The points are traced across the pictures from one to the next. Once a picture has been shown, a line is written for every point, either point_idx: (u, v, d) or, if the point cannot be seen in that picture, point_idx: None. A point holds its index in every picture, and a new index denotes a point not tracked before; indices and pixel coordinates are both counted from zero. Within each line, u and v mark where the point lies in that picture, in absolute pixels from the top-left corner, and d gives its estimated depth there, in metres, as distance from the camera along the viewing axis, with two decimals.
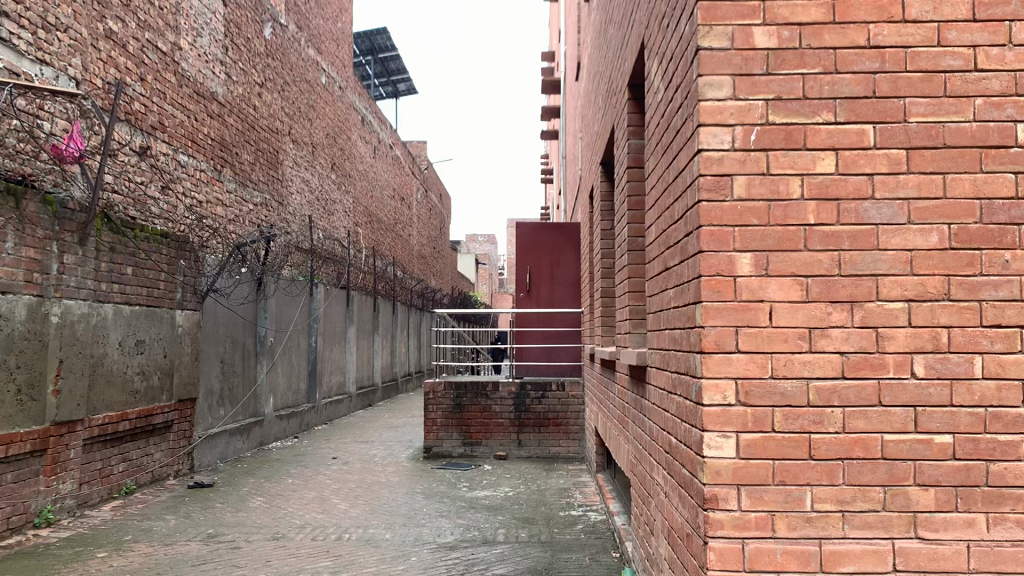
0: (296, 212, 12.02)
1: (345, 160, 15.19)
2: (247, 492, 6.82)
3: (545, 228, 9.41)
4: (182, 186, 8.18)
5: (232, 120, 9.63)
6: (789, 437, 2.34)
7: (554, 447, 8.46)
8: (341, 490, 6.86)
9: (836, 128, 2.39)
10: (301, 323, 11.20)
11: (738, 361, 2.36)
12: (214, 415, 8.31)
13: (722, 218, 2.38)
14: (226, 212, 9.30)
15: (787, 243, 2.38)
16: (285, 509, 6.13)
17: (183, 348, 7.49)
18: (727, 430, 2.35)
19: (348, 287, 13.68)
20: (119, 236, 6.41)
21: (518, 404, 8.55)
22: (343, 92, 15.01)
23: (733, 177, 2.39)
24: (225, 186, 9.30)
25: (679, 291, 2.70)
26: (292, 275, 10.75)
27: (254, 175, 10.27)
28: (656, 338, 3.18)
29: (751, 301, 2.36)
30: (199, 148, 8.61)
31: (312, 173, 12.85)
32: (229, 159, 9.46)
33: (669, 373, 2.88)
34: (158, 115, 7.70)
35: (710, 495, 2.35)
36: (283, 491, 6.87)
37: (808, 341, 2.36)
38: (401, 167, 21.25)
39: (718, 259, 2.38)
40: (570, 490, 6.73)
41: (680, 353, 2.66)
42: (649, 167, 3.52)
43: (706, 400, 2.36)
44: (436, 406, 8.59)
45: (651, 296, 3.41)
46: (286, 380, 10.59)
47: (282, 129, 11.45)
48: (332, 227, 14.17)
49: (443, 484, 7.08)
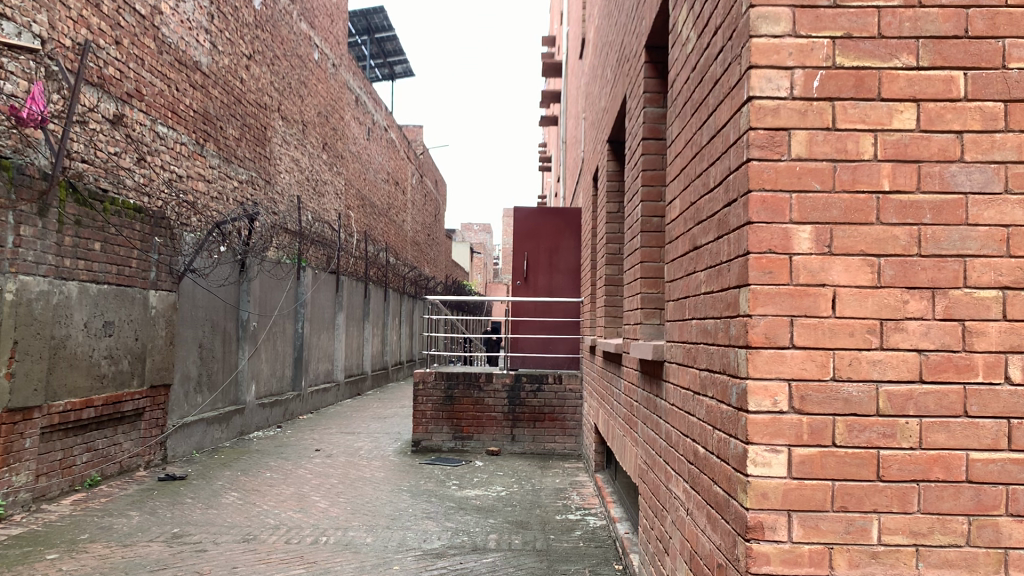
0: (285, 192, 11.55)
1: (337, 141, 14.71)
2: (221, 487, 6.37)
3: (543, 212, 8.93)
4: (161, 160, 7.71)
5: (217, 93, 9.14)
6: (853, 453, 1.90)
7: (549, 443, 8.03)
8: (322, 486, 6.42)
9: (917, 74, 1.94)
10: (287, 307, 10.73)
11: (793, 358, 1.91)
12: (189, 403, 7.86)
13: (778, 182, 1.94)
14: (208, 189, 8.84)
15: (855, 216, 1.93)
16: (259, 507, 5.68)
17: (157, 330, 7.03)
18: (778, 443, 1.91)
19: (337, 272, 13.21)
20: (86, 209, 5.94)
21: (513, 396, 8.11)
22: (336, 70, 14.52)
23: (790, 132, 1.95)
24: (208, 162, 8.83)
25: (714, 272, 2.25)
26: (278, 256, 10.30)
27: (240, 152, 9.79)
28: (679, 330, 2.73)
29: (811, 285, 1.92)
30: (179, 120, 8.13)
31: (302, 152, 12.37)
32: (212, 133, 8.99)
33: (696, 371, 2.44)
34: (135, 82, 7.22)
35: (754, 523, 1.91)
36: (260, 486, 6.43)
37: (879, 336, 1.91)
38: (396, 151, 20.78)
39: (771, 232, 1.93)
40: (567, 490, 6.34)
41: (715, 347, 2.21)
42: (673, 133, 3.07)
43: (752, 407, 1.92)
44: (425, 398, 8.15)
45: (671, 281, 2.97)
46: (270, 366, 10.14)
47: (271, 105, 10.97)
48: (323, 210, 13.69)
49: (432, 482, 6.65)
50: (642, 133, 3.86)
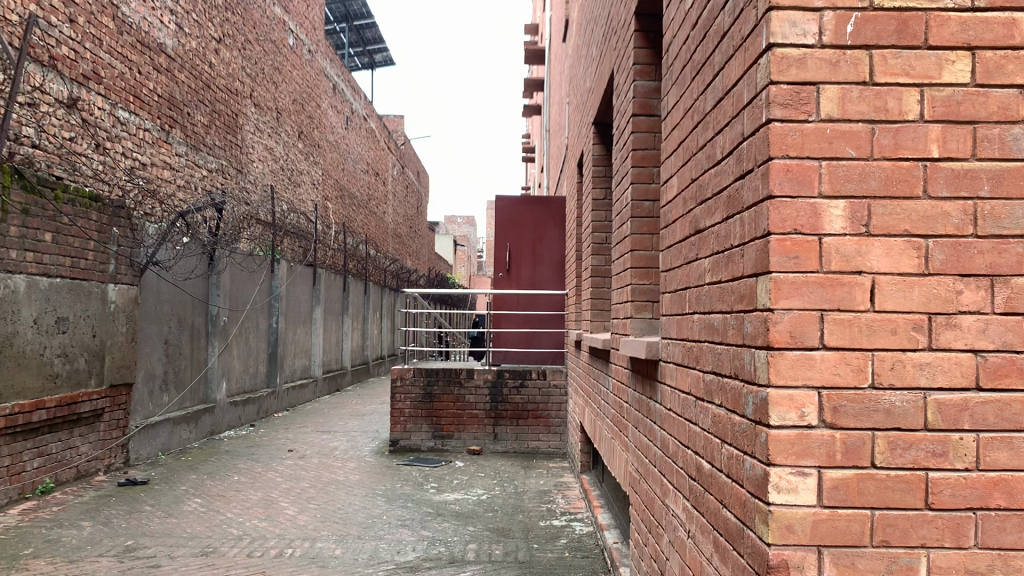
0: (258, 182, 11.13)
1: (314, 130, 14.28)
2: (183, 493, 5.98)
3: (526, 201, 8.58)
4: (123, 147, 7.30)
5: (183, 77, 8.73)
6: (897, 476, 1.57)
7: (533, 442, 7.69)
8: (292, 491, 6.06)
9: (972, 17, 1.60)
10: (260, 301, 10.34)
11: (824, 362, 1.58)
12: (154, 402, 7.48)
13: (804, 148, 1.60)
14: (174, 177, 8.43)
15: (897, 188, 1.60)
16: (222, 516, 5.30)
17: (117, 327, 6.62)
18: (805, 465, 1.57)
19: (314, 264, 12.81)
20: (34, 196, 5.54)
21: (495, 393, 7.77)
22: (312, 56, 14.08)
23: (819, 87, 1.61)
24: (174, 149, 8.42)
25: (725, 259, 1.91)
26: (250, 248, 9.90)
27: (209, 139, 9.38)
28: (679, 326, 2.40)
29: (844, 273, 1.59)
30: (142, 104, 7.72)
31: (276, 140, 11.95)
32: (178, 119, 8.57)
33: (701, 373, 2.11)
34: (92, 63, 6.80)
35: (777, 562, 1.57)
36: (225, 491, 6.04)
37: (927, 334, 1.58)
38: (376, 141, 20.35)
39: (797, 209, 1.59)
40: (551, 493, 6.01)
41: (725, 347, 1.87)
42: (669, 104, 2.72)
43: (774, 421, 1.58)
44: (403, 396, 7.79)
45: (668, 271, 2.62)
46: (242, 363, 9.76)
47: (242, 90, 10.55)
48: (299, 201, 13.27)
49: (409, 485, 6.29)
50: (631, 110, 3.52)
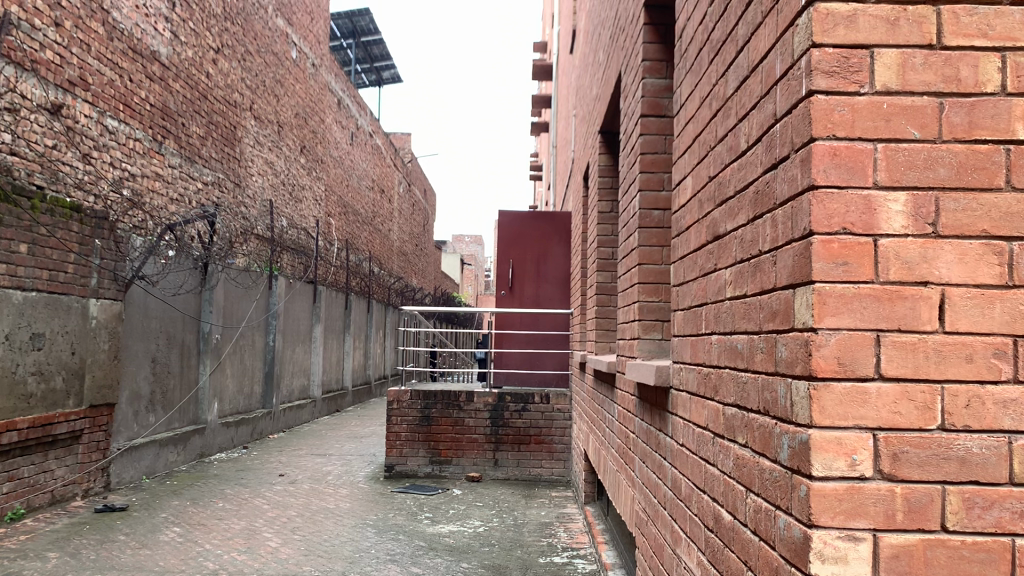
0: (257, 196, 10.88)
1: (317, 145, 14.04)
2: (162, 521, 5.64)
3: (531, 216, 8.26)
4: (111, 156, 7.04)
5: (178, 87, 8.48)
6: (975, 543, 1.22)
7: (535, 469, 7.34)
8: (278, 520, 5.72)
9: None
10: (257, 318, 10.04)
11: (880, 396, 1.24)
12: (139, 423, 7.17)
13: (855, 126, 1.27)
14: (166, 189, 8.16)
15: (973, 177, 1.26)
16: (199, 547, 4.96)
17: (100, 343, 6.32)
18: (857, 528, 1.23)
19: (314, 281, 12.52)
20: (9, 205, 5.24)
21: (496, 417, 7.42)
22: (316, 70, 13.88)
23: (873, 51, 1.29)
24: (166, 160, 8.17)
25: (753, 268, 1.58)
26: (246, 264, 9.62)
27: (205, 152, 9.14)
28: (694, 349, 2.07)
29: (906, 284, 1.26)
30: (133, 113, 7.47)
31: (277, 154, 11.71)
32: (172, 130, 8.32)
33: (723, 406, 1.77)
34: (79, 69, 6.54)
35: None
36: (206, 520, 5.70)
37: (1011, 362, 1.24)
38: (382, 158, 20.12)
39: (847, 202, 1.26)
40: (552, 525, 5.65)
41: (753, 376, 1.54)
42: (682, 96, 2.41)
43: (818, 471, 1.24)
44: (400, 418, 7.45)
45: (680, 286, 2.30)
46: (236, 382, 9.45)
47: (241, 103, 10.31)
48: (300, 216, 13.00)
49: (403, 514, 5.94)
50: (640, 110, 3.20)
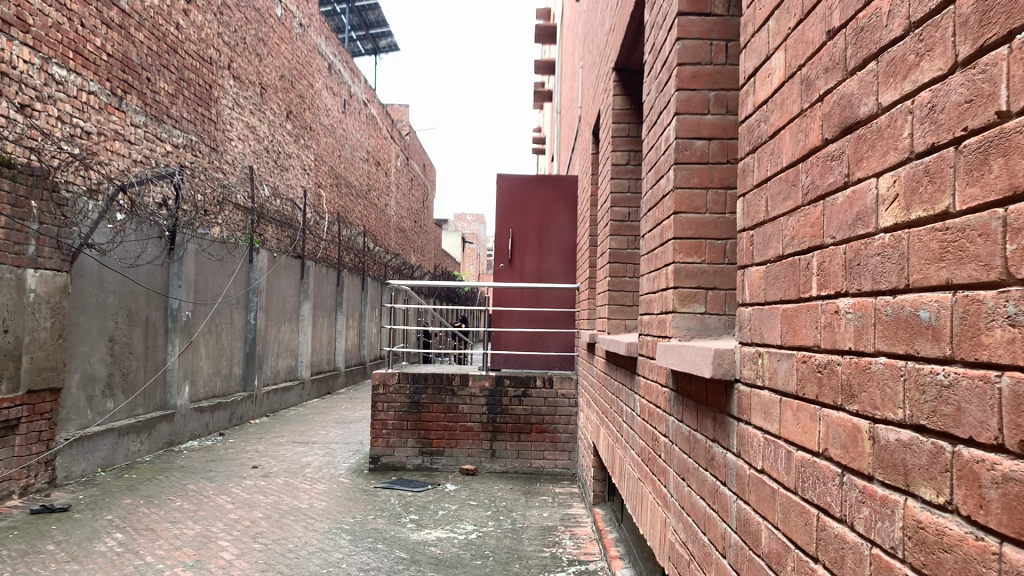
0: (235, 162, 10.06)
1: (305, 111, 13.20)
2: (104, 525, 4.86)
3: (534, 180, 7.44)
4: (57, 110, 6.25)
5: (142, 37, 7.65)
6: None
7: (537, 461, 6.56)
8: (240, 524, 4.95)
9: None
10: (235, 294, 9.26)
11: None
12: (94, 409, 6.42)
13: None
14: (127, 150, 7.38)
15: None
16: (139, 560, 4.19)
17: (40, 320, 5.54)
18: None
19: (302, 256, 11.73)
20: None
21: (493, 403, 6.64)
22: (304, 31, 12.99)
23: None
24: (128, 118, 7.38)
25: (978, 162, 0.78)
26: (222, 234, 8.83)
27: (174, 111, 8.34)
28: (797, 325, 1.27)
29: None
30: (86, 64, 6.66)
31: (259, 119, 10.87)
32: (135, 84, 7.52)
33: (876, 421, 0.98)
34: (16, 7, 5.70)
35: None
36: (156, 524, 4.92)
37: None
38: (378, 129, 19.24)
39: None
40: (556, 531, 4.88)
41: (985, 372, 0.76)
42: None
43: None
44: (386, 405, 6.67)
45: (758, 229, 1.51)
46: (211, 363, 8.69)
47: (218, 60, 9.49)
48: (286, 186, 12.19)
49: (384, 516, 5.17)
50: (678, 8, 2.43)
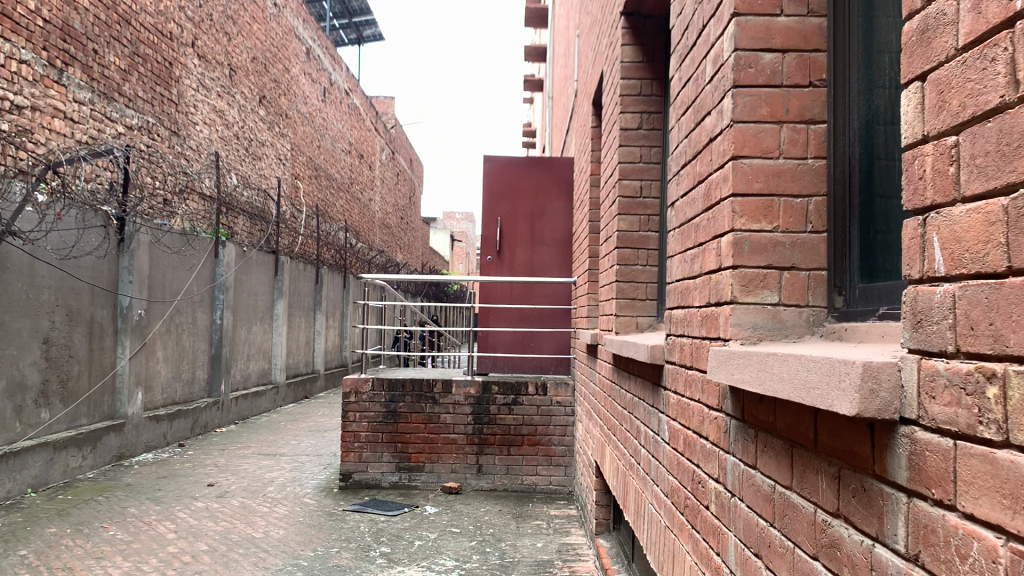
0: (199, 148, 9.27)
1: (280, 97, 12.40)
2: (13, 564, 4.06)
3: (525, 162, 6.69)
4: None
5: (88, 3, 6.85)
6: None
7: (529, 477, 5.82)
8: (178, 561, 4.16)
9: None
10: (198, 292, 8.47)
11: None
12: (25, 421, 5.63)
13: None
14: (68, 128, 6.58)
15: None
16: None
17: None
18: None
19: (277, 251, 10.95)
20: None
21: (479, 412, 5.88)
22: (279, 11, 12.20)
23: None
24: (70, 93, 6.57)
25: None
26: (182, 226, 8.04)
27: (128, 88, 7.55)
28: None
29: None
30: (18, 28, 5.86)
31: (227, 102, 10.09)
32: (79, 56, 6.72)
33: None
34: None
35: None
36: (76, 562, 4.12)
37: None
38: (361, 121, 18.48)
39: None
40: (552, 567, 4.12)
41: None
42: None
43: None
44: (359, 415, 5.89)
45: (989, 124, 0.76)
46: (169, 368, 7.90)
47: (180, 36, 8.70)
48: (258, 176, 11.40)
49: (351, 548, 4.40)
50: None
